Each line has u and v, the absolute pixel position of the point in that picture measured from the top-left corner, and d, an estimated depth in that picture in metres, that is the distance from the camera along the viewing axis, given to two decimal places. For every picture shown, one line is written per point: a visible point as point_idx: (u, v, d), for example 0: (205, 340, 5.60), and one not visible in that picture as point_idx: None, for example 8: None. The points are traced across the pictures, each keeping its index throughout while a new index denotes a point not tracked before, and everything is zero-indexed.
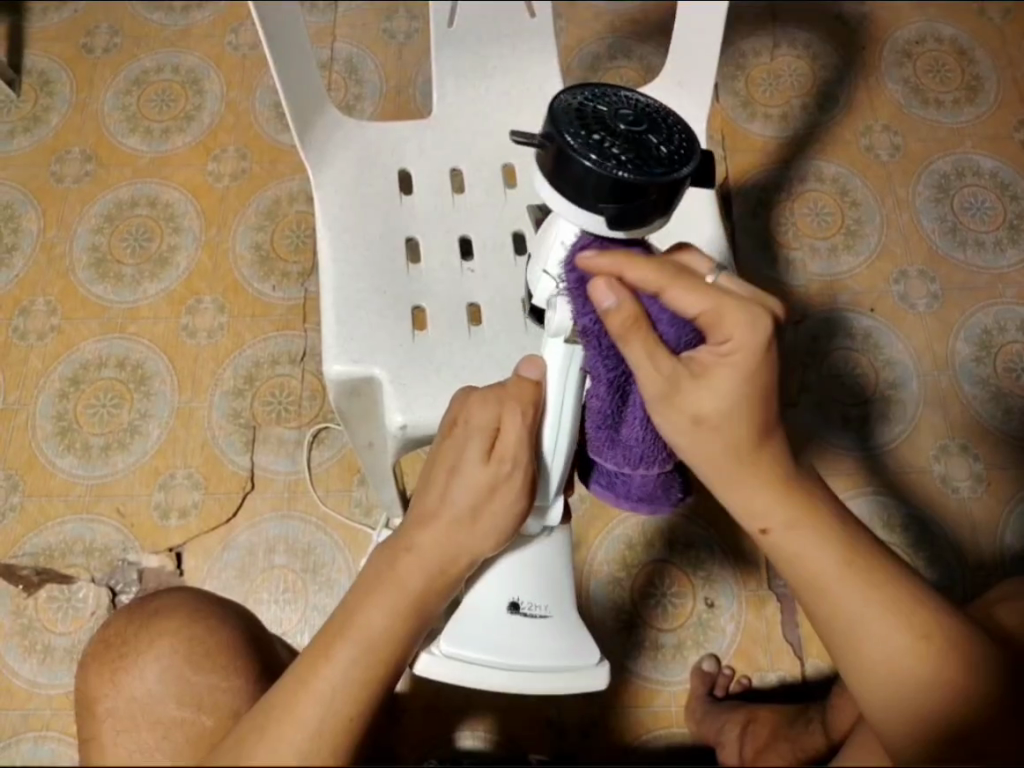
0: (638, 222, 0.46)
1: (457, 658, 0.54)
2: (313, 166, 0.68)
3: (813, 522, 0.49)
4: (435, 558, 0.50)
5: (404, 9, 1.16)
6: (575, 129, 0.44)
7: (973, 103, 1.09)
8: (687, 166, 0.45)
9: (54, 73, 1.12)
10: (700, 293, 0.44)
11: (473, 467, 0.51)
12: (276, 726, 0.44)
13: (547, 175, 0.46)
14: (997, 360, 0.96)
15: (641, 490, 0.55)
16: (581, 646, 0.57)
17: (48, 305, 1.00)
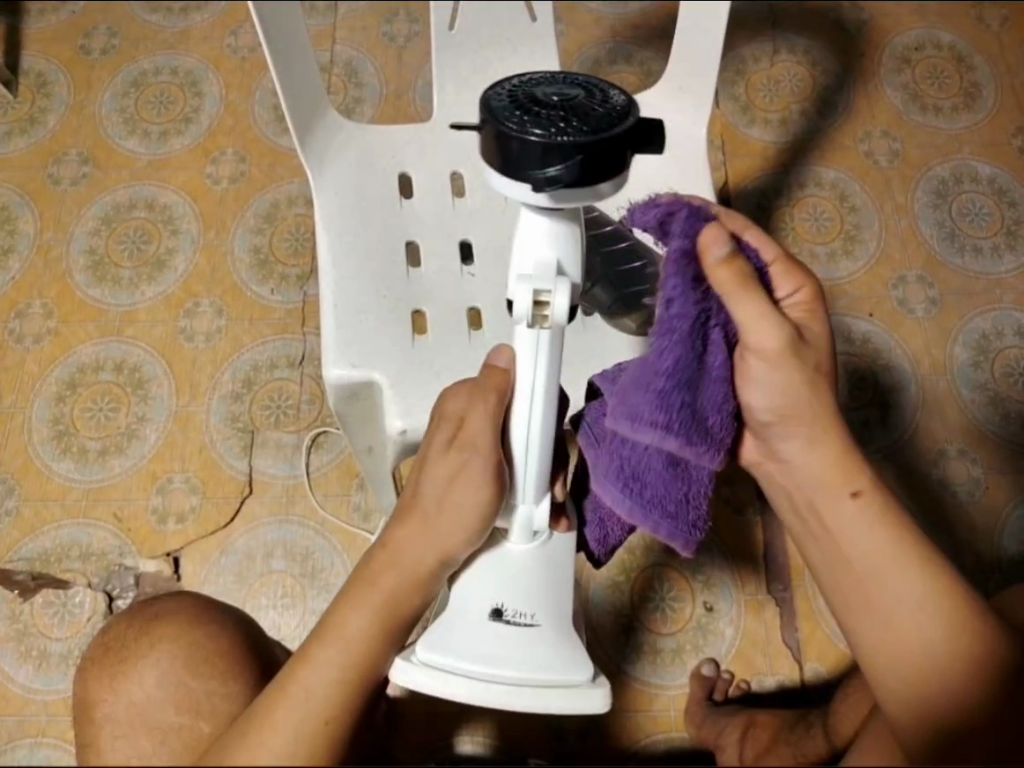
0: (582, 187, 0.42)
1: (431, 665, 0.51)
2: (314, 171, 0.68)
3: (879, 507, 0.51)
4: (411, 557, 0.51)
5: (404, 13, 1.15)
6: (511, 110, 0.42)
7: (971, 109, 1.10)
8: (625, 123, 0.42)
9: (51, 75, 1.11)
10: (718, 284, 0.47)
11: (435, 454, 0.52)
12: (255, 730, 0.44)
13: (489, 157, 0.43)
14: (994, 365, 0.97)
15: (691, 505, 0.51)
16: (572, 657, 0.53)
17: (44, 308, 1.00)
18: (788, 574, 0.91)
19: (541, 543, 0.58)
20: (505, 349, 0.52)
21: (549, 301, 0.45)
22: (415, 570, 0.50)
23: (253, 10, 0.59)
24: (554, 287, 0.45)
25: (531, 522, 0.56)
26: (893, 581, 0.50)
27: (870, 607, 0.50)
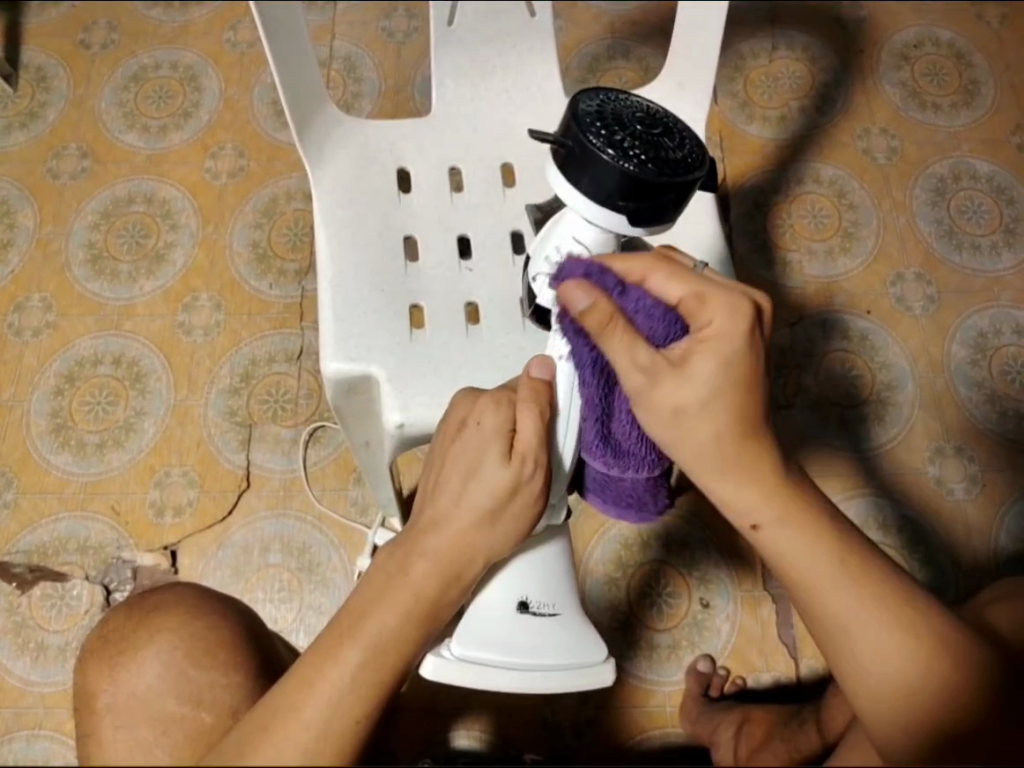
0: (649, 218, 0.48)
1: (471, 661, 0.52)
2: (312, 164, 0.68)
3: (799, 520, 0.49)
4: (453, 559, 0.50)
5: (403, 8, 1.15)
6: (597, 131, 0.46)
7: (970, 107, 1.10)
8: (699, 168, 0.46)
9: (51, 69, 1.11)
10: (683, 278, 0.46)
11: (494, 468, 0.50)
12: (285, 720, 0.43)
13: (565, 168, 0.48)
14: (991, 363, 0.97)
15: (628, 493, 0.56)
16: (591, 643, 0.56)
17: (43, 301, 1.00)
18: None
19: (554, 534, 0.58)
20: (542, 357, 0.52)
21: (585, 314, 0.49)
22: (455, 571, 0.50)
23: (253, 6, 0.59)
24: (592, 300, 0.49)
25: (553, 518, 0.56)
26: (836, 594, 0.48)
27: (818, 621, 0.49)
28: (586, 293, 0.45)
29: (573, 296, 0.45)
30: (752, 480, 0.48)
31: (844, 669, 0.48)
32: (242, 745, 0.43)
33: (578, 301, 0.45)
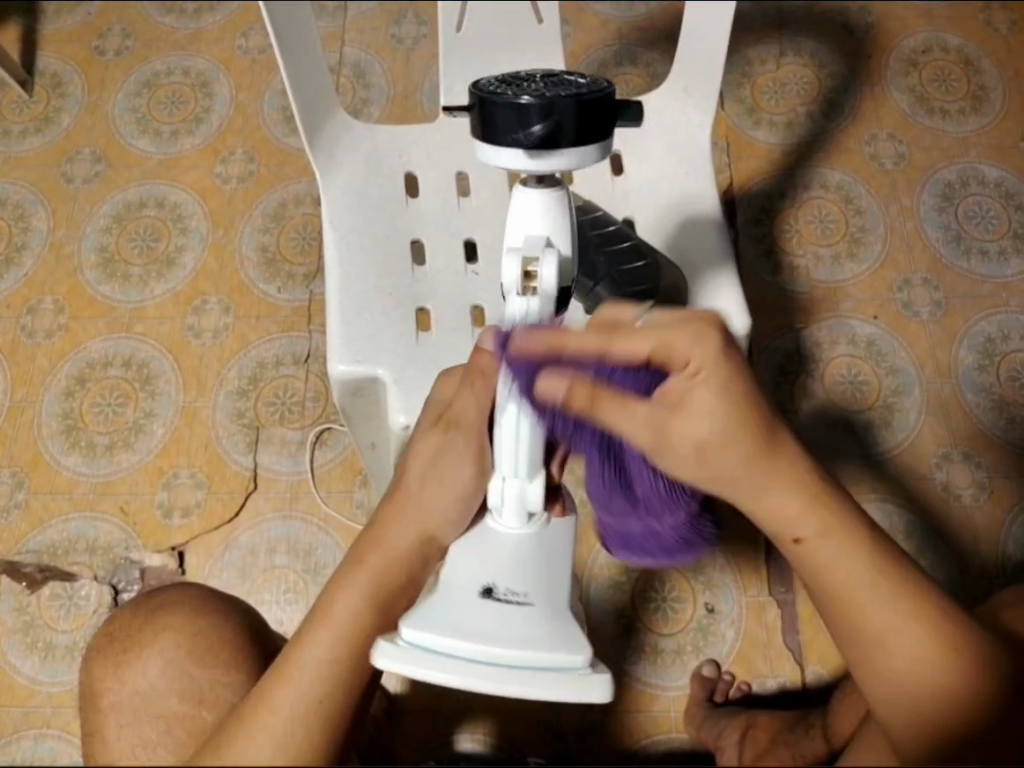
0: (564, 147, 0.46)
1: (419, 645, 0.46)
2: (321, 169, 0.69)
3: (845, 535, 0.47)
4: (397, 535, 0.53)
5: (412, 15, 1.16)
6: (498, 87, 0.47)
7: (978, 112, 1.09)
8: (608, 86, 0.47)
9: (66, 75, 1.13)
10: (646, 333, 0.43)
11: (423, 435, 0.56)
12: (254, 715, 0.47)
13: (480, 131, 0.47)
14: (1000, 369, 0.96)
15: (674, 540, 0.53)
16: (565, 638, 0.48)
17: (55, 304, 1.01)
18: (791, 577, 0.91)
19: (537, 525, 0.55)
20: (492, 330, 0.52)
21: (537, 270, 0.48)
22: (402, 553, 0.53)
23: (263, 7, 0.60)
24: (541, 257, 0.48)
25: (525, 498, 0.54)
26: (871, 603, 0.47)
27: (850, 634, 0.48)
28: (558, 384, 0.44)
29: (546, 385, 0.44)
30: (787, 486, 0.46)
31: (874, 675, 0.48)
32: (217, 745, 0.46)
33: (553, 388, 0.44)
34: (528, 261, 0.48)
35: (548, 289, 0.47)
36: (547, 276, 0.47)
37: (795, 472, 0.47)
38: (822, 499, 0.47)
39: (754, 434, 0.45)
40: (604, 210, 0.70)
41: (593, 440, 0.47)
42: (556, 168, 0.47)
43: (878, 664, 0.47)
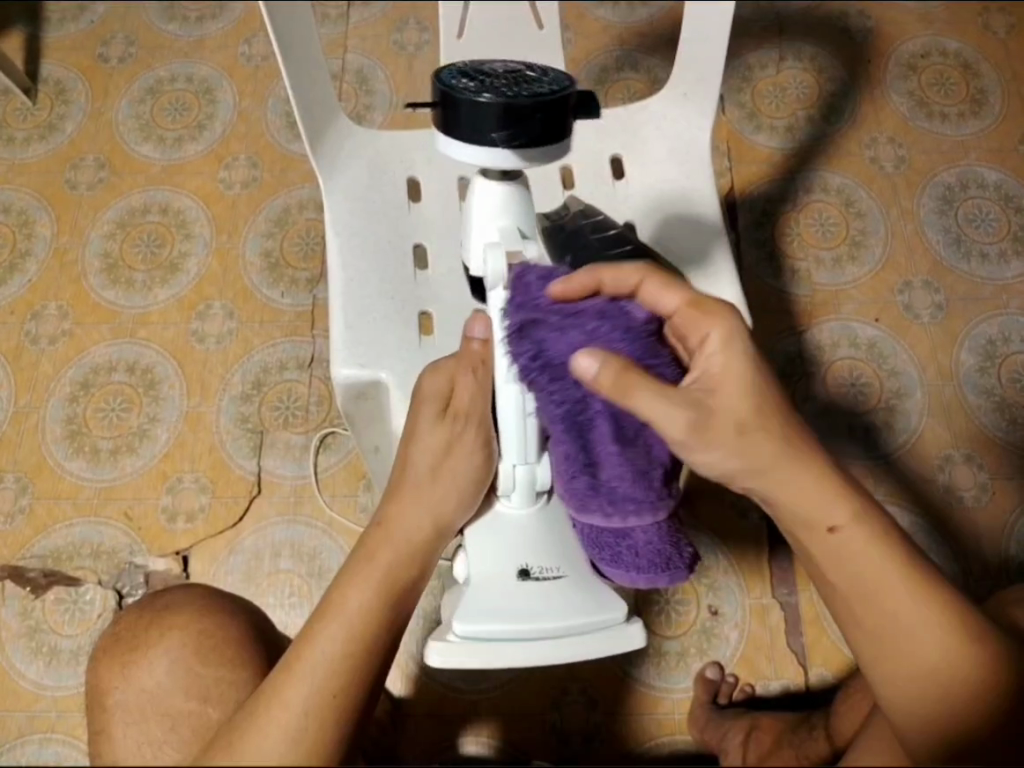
0: (533, 144, 0.50)
1: (473, 639, 0.54)
2: (325, 174, 0.69)
3: (870, 530, 0.48)
4: (406, 527, 0.55)
5: (414, 21, 1.17)
6: (466, 84, 0.49)
7: (977, 116, 1.10)
8: (570, 88, 0.50)
9: (70, 83, 1.14)
10: (673, 293, 0.48)
11: (428, 429, 0.56)
12: (265, 709, 0.47)
13: (446, 127, 0.50)
14: (1001, 371, 0.97)
15: (650, 553, 0.52)
16: (603, 601, 0.56)
17: (59, 309, 1.01)
18: (794, 579, 0.91)
19: (543, 501, 0.59)
20: (478, 316, 0.55)
21: (520, 255, 0.54)
22: (411, 544, 0.54)
23: (266, 12, 0.60)
24: (523, 244, 0.54)
25: (535, 479, 0.57)
26: (895, 597, 0.48)
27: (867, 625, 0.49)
28: (593, 361, 0.44)
29: (580, 363, 0.44)
30: (822, 480, 0.48)
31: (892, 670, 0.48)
32: (230, 738, 0.46)
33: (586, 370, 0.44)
34: (514, 247, 0.53)
35: None
36: (532, 259, 0.54)
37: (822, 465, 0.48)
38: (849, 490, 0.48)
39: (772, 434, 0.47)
40: (605, 213, 0.71)
41: (573, 396, 0.47)
42: (524, 163, 0.51)
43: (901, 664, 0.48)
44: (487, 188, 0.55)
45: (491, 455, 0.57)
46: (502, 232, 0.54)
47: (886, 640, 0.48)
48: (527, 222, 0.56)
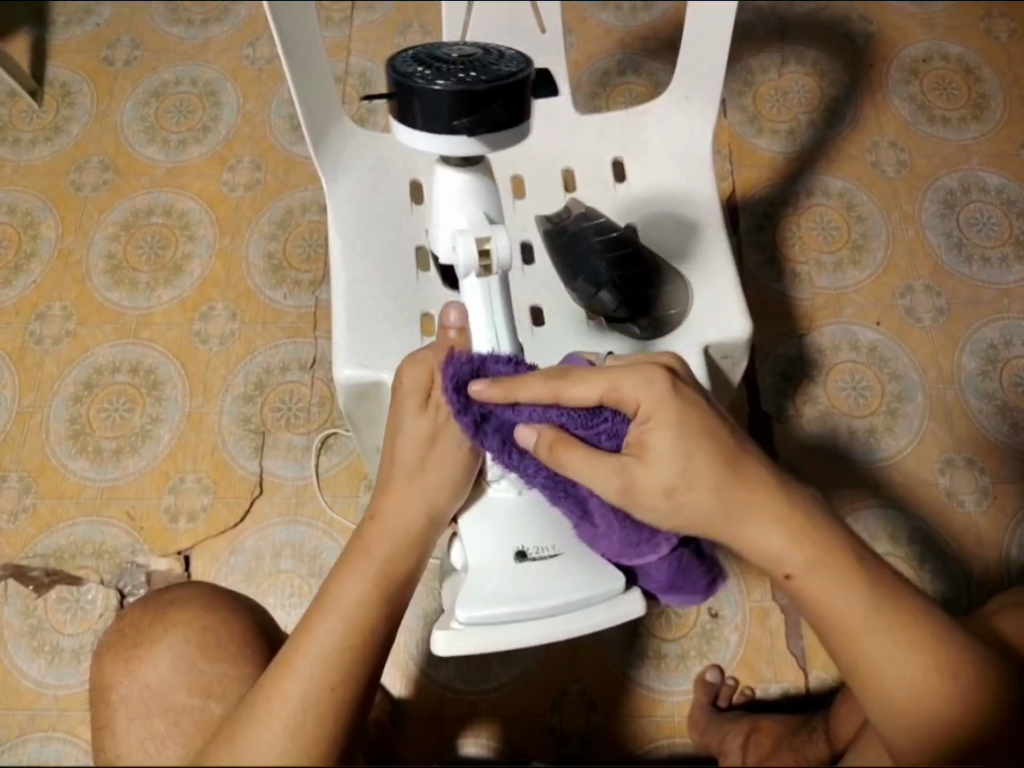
0: (494, 126, 0.51)
1: (477, 623, 0.54)
2: (328, 178, 0.69)
3: (835, 564, 0.49)
4: (399, 521, 0.55)
5: (417, 24, 1.18)
6: (423, 72, 0.49)
7: (979, 120, 1.10)
8: (526, 70, 0.50)
9: (75, 85, 1.14)
10: (591, 381, 0.52)
11: (415, 420, 0.56)
12: (265, 701, 0.47)
13: (409, 117, 0.51)
14: (1002, 375, 0.97)
15: (664, 580, 0.60)
16: (599, 573, 0.56)
17: (63, 310, 1.02)
18: None
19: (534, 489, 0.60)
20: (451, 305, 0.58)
21: (491, 246, 0.54)
22: (407, 535, 0.54)
23: (270, 13, 0.60)
24: (492, 233, 0.54)
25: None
26: (870, 634, 0.48)
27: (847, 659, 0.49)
28: (532, 433, 0.53)
29: (526, 438, 0.53)
30: (777, 523, 0.49)
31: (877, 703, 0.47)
32: (230, 732, 0.47)
33: (526, 439, 0.53)
34: (483, 238, 0.53)
35: (503, 262, 0.54)
36: (502, 247, 0.53)
37: (774, 505, 0.50)
38: (808, 532, 0.49)
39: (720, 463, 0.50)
40: (605, 215, 0.71)
41: (539, 472, 0.55)
42: (486, 147, 0.52)
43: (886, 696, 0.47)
44: (445, 176, 0.55)
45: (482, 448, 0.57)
46: (471, 219, 0.55)
47: (865, 683, 0.48)
48: (491, 206, 0.56)
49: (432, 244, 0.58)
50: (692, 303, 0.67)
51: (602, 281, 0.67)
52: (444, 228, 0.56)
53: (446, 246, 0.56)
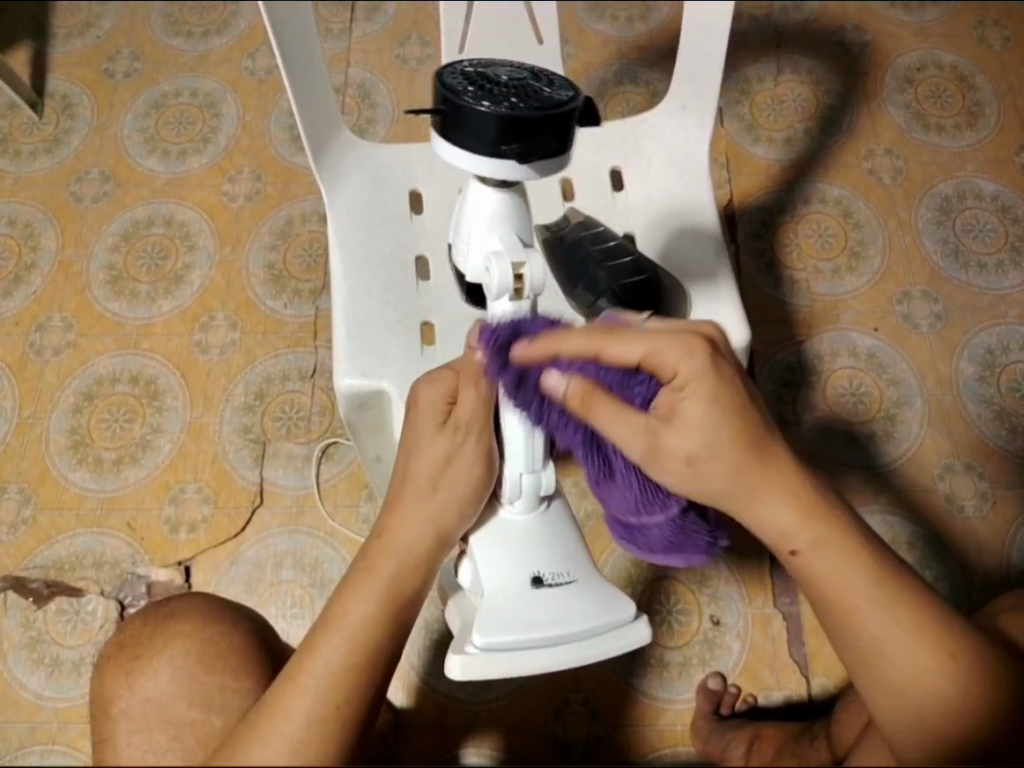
0: (541, 154, 0.51)
1: (497, 649, 0.54)
2: (327, 189, 0.70)
3: (836, 543, 0.49)
4: (406, 540, 0.54)
5: (416, 36, 1.19)
6: (472, 94, 0.49)
7: (974, 127, 1.11)
8: (575, 101, 0.51)
9: (76, 97, 1.15)
10: (637, 341, 0.49)
11: (431, 437, 0.56)
12: (268, 721, 0.47)
13: (452, 137, 0.51)
14: (1000, 380, 0.97)
15: (662, 542, 0.58)
16: (613, 602, 0.58)
17: (63, 321, 1.02)
18: (795, 589, 0.91)
19: (542, 511, 0.61)
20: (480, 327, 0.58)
21: (524, 271, 0.53)
22: (412, 554, 0.54)
23: (267, 19, 0.61)
24: (526, 258, 0.54)
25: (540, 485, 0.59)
26: (868, 614, 0.48)
27: (848, 642, 0.49)
28: (563, 378, 0.51)
29: (551, 378, 0.51)
30: (783, 497, 0.49)
31: (877, 690, 0.48)
32: (232, 751, 0.46)
33: (556, 387, 0.51)
34: (517, 262, 0.53)
35: (536, 287, 0.53)
36: (535, 273, 0.53)
37: (790, 482, 0.50)
38: (818, 508, 0.49)
39: (746, 442, 0.49)
40: (605, 225, 0.72)
41: (577, 432, 0.53)
42: (536, 174, 0.52)
43: (889, 682, 0.48)
44: (483, 195, 0.55)
45: (490, 469, 0.57)
46: (505, 242, 0.55)
47: (866, 666, 0.48)
48: (523, 230, 0.56)
49: (463, 260, 0.58)
50: (691, 311, 0.67)
51: (599, 289, 0.68)
52: (477, 248, 0.56)
53: (479, 264, 0.56)
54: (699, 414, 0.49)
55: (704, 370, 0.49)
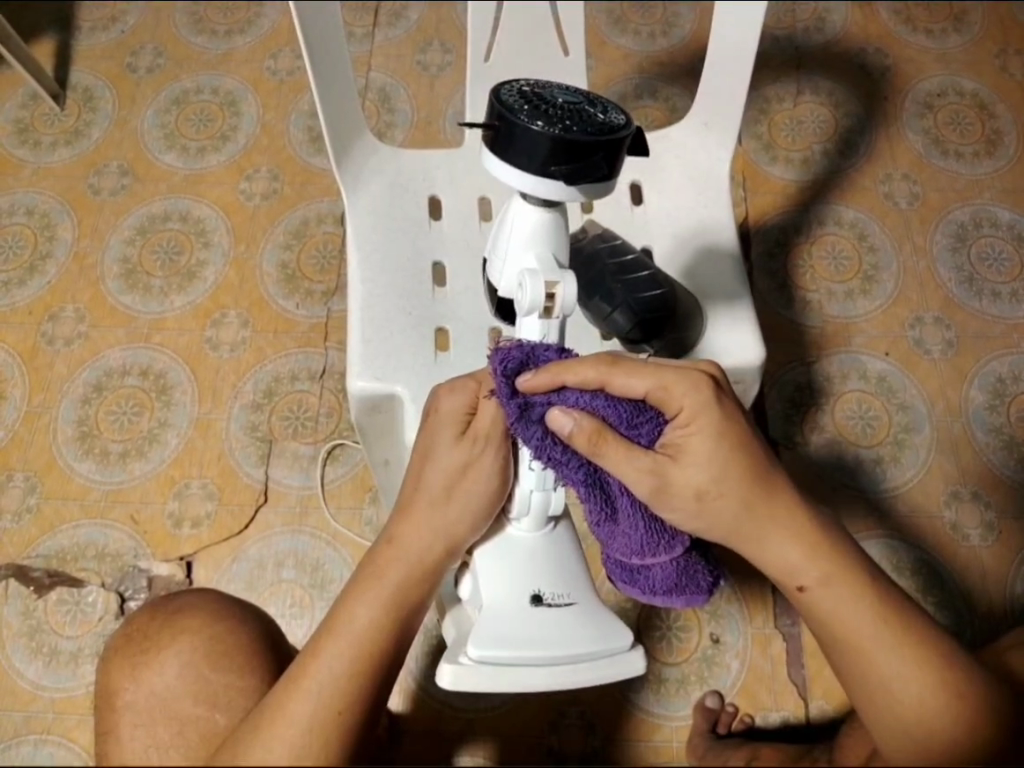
0: (589, 179, 0.51)
1: (491, 662, 0.54)
2: (348, 191, 0.70)
3: (846, 580, 0.51)
4: (416, 547, 0.54)
5: (438, 43, 1.19)
6: (526, 114, 0.50)
7: (992, 156, 1.11)
8: (628, 127, 0.51)
9: (98, 90, 1.16)
10: (644, 375, 0.50)
11: (448, 448, 0.56)
12: (269, 724, 0.47)
13: (502, 154, 0.51)
14: (1009, 410, 0.97)
15: (663, 583, 0.57)
16: (610, 630, 0.57)
17: (76, 312, 1.02)
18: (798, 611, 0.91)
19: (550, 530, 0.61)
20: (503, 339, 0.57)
21: (556, 290, 0.52)
22: (421, 564, 0.54)
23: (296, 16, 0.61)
24: (560, 278, 0.52)
25: (548, 505, 0.59)
26: (881, 650, 0.49)
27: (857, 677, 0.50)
28: (569, 417, 0.49)
29: (557, 418, 0.49)
30: (789, 536, 0.52)
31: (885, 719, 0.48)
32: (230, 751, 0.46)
33: (562, 424, 0.49)
34: (551, 282, 0.52)
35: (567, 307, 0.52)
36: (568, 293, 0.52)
37: (800, 523, 0.52)
38: (831, 549, 0.52)
39: (752, 478, 0.51)
40: (623, 238, 0.72)
41: (579, 469, 0.51)
42: (579, 197, 0.52)
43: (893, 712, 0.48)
44: (526, 212, 0.55)
45: (506, 481, 0.57)
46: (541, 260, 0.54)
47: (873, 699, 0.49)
48: (560, 249, 0.56)
49: (498, 276, 0.58)
50: (707, 330, 0.67)
51: (614, 302, 0.67)
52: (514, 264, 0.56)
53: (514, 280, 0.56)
54: (705, 450, 0.51)
55: (704, 404, 0.51)
